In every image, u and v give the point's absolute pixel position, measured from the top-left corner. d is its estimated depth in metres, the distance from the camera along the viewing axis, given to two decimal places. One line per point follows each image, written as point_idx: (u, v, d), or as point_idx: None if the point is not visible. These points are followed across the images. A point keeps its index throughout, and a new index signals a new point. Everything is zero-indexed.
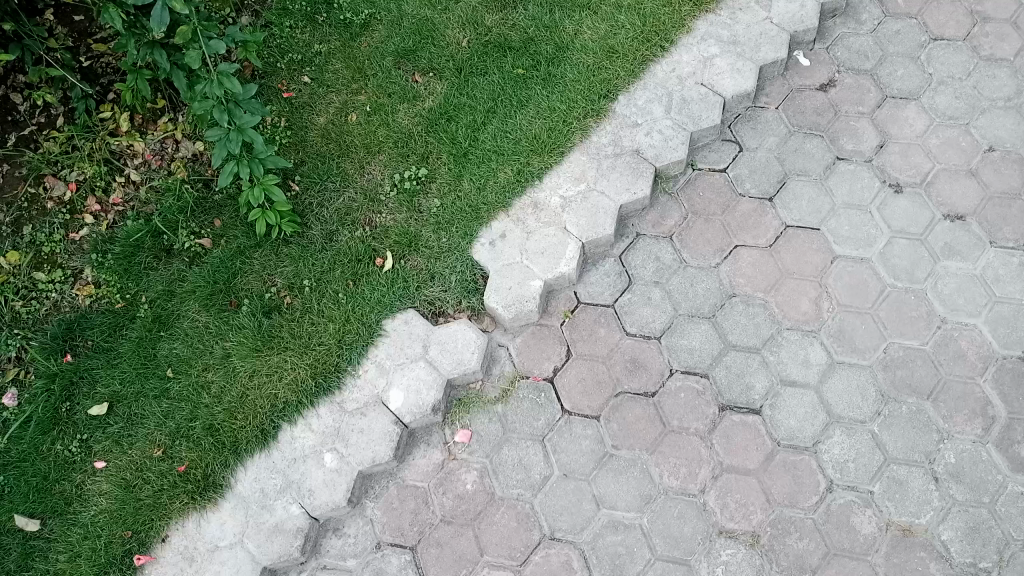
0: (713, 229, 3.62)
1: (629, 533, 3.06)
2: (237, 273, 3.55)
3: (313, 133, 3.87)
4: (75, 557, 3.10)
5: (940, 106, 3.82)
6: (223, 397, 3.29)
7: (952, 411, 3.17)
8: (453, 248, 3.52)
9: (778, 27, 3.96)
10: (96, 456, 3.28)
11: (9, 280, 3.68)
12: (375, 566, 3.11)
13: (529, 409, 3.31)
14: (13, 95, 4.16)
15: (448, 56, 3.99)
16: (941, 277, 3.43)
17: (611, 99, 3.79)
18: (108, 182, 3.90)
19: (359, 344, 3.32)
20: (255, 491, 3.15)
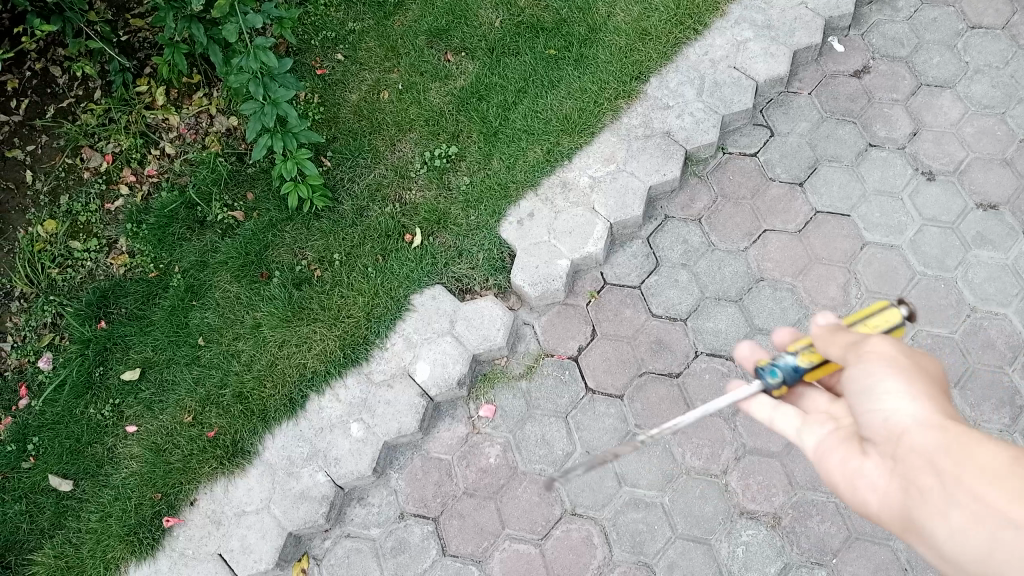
0: (742, 213, 3.61)
1: (650, 511, 3.08)
2: (269, 245, 3.59)
3: (345, 110, 3.91)
4: (106, 517, 3.18)
5: (976, 95, 3.78)
6: (253, 365, 3.35)
7: (979, 399, 3.16)
8: (481, 225, 3.54)
9: (813, 13, 3.93)
10: (128, 421, 3.35)
11: (46, 247, 3.77)
12: (398, 535, 3.15)
13: (553, 387, 3.33)
14: (52, 68, 4.23)
15: (480, 36, 4.01)
16: (971, 266, 3.40)
17: (643, 81, 3.79)
18: (143, 155, 3.96)
19: (387, 317, 3.36)
20: (282, 458, 3.21)
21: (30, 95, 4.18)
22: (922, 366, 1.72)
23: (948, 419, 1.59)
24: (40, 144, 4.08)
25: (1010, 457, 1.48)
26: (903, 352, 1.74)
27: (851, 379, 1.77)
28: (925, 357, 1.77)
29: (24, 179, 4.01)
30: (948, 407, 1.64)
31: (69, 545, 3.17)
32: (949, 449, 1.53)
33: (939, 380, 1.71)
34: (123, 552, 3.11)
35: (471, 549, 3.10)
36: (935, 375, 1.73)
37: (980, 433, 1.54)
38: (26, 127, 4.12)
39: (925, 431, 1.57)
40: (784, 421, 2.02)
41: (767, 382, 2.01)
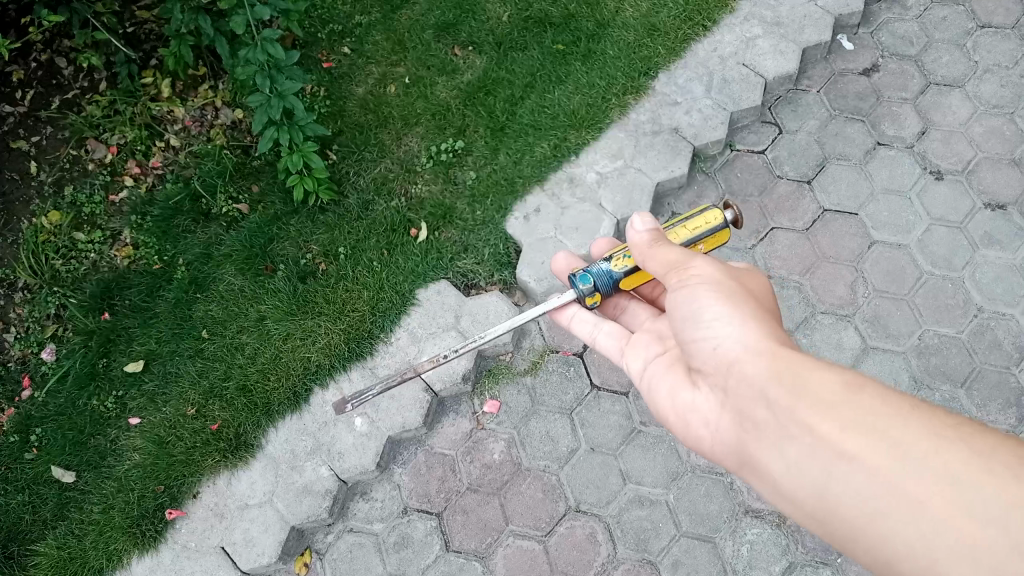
0: (749, 211, 3.59)
1: (655, 508, 3.07)
2: (274, 238, 3.58)
3: (352, 103, 3.89)
4: (109, 509, 3.17)
5: (985, 94, 3.76)
6: (257, 358, 3.34)
7: (986, 400, 3.15)
8: (487, 220, 3.53)
9: (822, 10, 3.91)
10: (131, 413, 3.34)
11: (51, 238, 3.75)
12: (401, 530, 3.14)
13: (558, 383, 3.32)
14: (57, 59, 4.20)
15: (488, 30, 3.99)
16: (980, 266, 3.38)
17: (652, 77, 3.78)
18: (148, 147, 3.95)
19: (392, 312, 3.35)
20: (286, 452, 3.19)
21: (35, 86, 4.14)
22: (746, 298, 1.99)
23: (776, 349, 1.83)
24: (45, 136, 4.06)
25: (839, 381, 1.71)
26: (725, 284, 2.02)
27: (686, 309, 2.04)
28: (744, 286, 2.06)
29: (28, 170, 3.99)
30: (773, 334, 1.90)
31: (71, 537, 3.16)
32: (779, 377, 1.76)
33: (759, 307, 1.99)
34: (125, 544, 3.10)
35: (474, 545, 3.09)
36: (754, 302, 1.99)
37: (805, 358, 1.78)
38: (31, 119, 4.08)
39: (757, 361, 1.81)
40: (603, 336, 2.61)
41: (580, 288, 2.56)
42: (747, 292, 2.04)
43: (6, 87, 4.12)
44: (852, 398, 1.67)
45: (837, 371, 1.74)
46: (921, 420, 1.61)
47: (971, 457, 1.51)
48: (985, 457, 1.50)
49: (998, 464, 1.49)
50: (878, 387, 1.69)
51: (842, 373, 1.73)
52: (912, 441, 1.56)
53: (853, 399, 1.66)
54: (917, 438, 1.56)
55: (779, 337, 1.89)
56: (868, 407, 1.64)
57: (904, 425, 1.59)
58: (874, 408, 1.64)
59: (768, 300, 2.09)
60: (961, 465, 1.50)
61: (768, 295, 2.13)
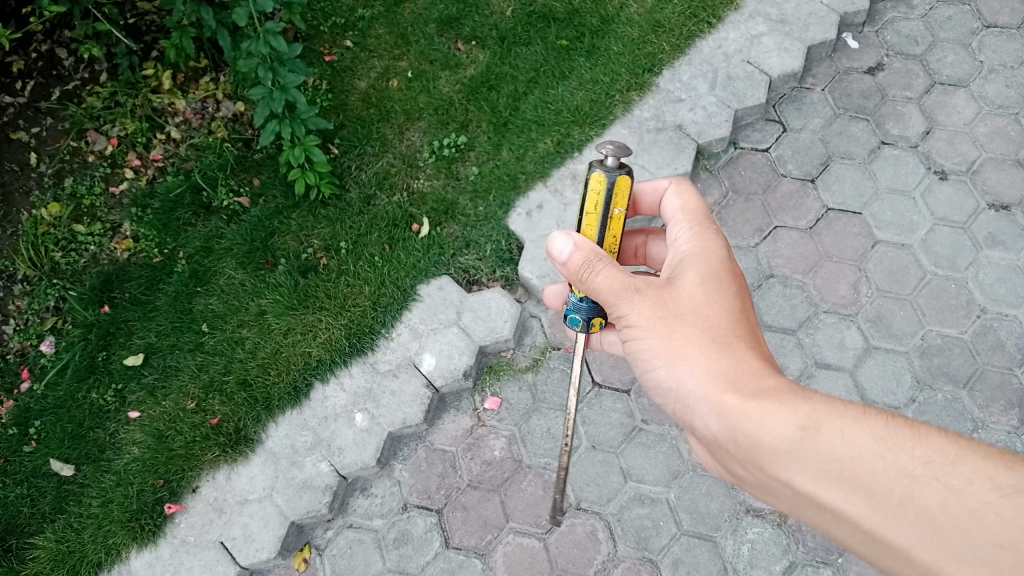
0: (753, 209, 3.58)
1: (655, 507, 3.06)
2: (275, 232, 3.56)
3: (354, 97, 3.87)
4: (108, 503, 3.16)
5: (990, 94, 3.75)
6: (257, 353, 3.32)
7: (988, 401, 3.13)
8: (490, 216, 3.51)
9: (828, 8, 3.89)
10: (130, 407, 3.33)
11: (50, 230, 3.73)
12: (401, 527, 3.13)
13: (560, 380, 3.31)
14: (58, 50, 4.20)
15: (491, 25, 3.97)
16: (982, 267, 3.37)
17: (656, 73, 3.76)
18: (149, 139, 3.93)
19: (394, 307, 3.34)
20: (286, 447, 3.18)
21: (35, 76, 4.14)
22: (686, 320, 1.84)
23: (726, 398, 1.72)
24: (45, 127, 4.04)
25: (796, 425, 1.61)
26: (659, 316, 1.86)
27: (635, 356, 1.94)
28: (680, 298, 1.88)
29: (28, 161, 3.97)
30: (722, 367, 1.76)
31: (70, 531, 3.14)
32: (738, 439, 1.67)
33: (703, 325, 1.82)
34: (124, 538, 3.09)
35: (474, 542, 3.08)
36: (697, 323, 1.83)
37: (756, 404, 1.67)
38: (31, 109, 4.08)
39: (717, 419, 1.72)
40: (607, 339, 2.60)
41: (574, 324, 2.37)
42: (687, 305, 1.87)
43: (6, 77, 4.13)
44: (811, 447, 1.57)
45: (791, 411, 1.62)
46: (886, 453, 1.51)
47: (947, 500, 1.43)
48: (962, 494, 1.42)
49: (975, 500, 1.41)
50: (837, 424, 1.58)
51: (797, 413, 1.62)
52: (882, 494, 1.47)
53: (813, 450, 1.57)
54: (887, 485, 1.47)
55: (728, 370, 1.75)
56: (831, 458, 1.54)
57: (872, 470, 1.50)
58: (837, 455, 1.54)
59: (712, 293, 1.88)
60: (938, 511, 1.42)
61: (712, 280, 1.92)
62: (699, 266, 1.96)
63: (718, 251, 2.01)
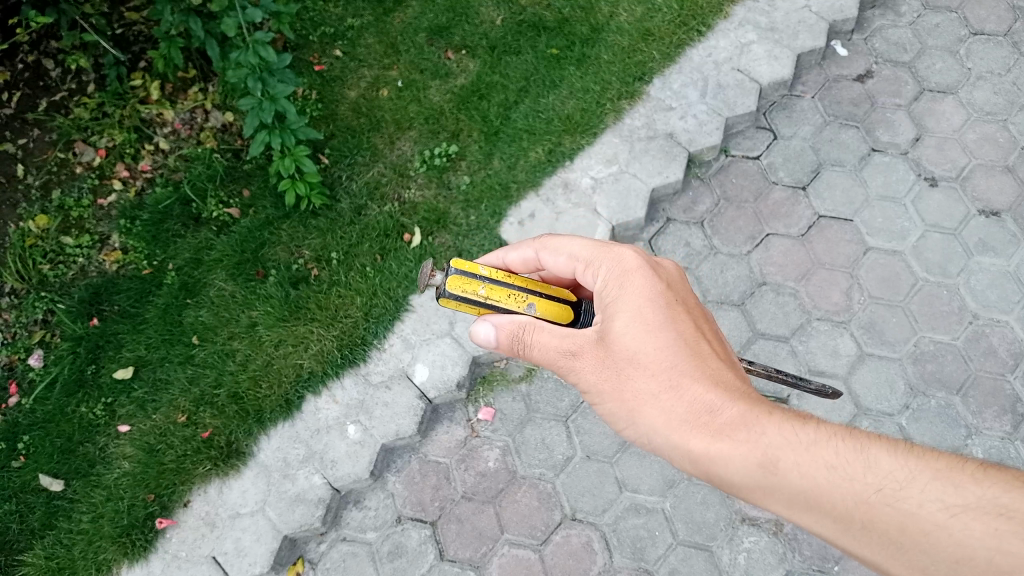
0: (745, 216, 3.58)
1: (651, 516, 3.04)
2: (265, 243, 3.54)
3: (344, 107, 3.86)
4: (98, 518, 3.12)
5: (978, 101, 3.77)
6: (248, 365, 3.29)
7: (981, 406, 3.14)
8: (481, 225, 3.50)
9: (817, 16, 3.91)
10: (120, 420, 3.29)
11: (37, 243, 3.70)
12: (395, 540, 3.10)
13: (554, 390, 3.29)
14: (45, 61, 4.17)
15: (481, 34, 3.97)
16: (974, 273, 3.38)
17: (646, 82, 3.76)
18: (137, 150, 3.90)
19: (386, 318, 3.32)
20: (277, 460, 3.16)
21: (22, 87, 4.11)
22: (630, 372, 1.83)
23: (684, 445, 1.74)
24: (32, 138, 4.01)
25: (754, 463, 1.64)
26: (604, 373, 1.87)
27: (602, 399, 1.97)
28: (615, 350, 1.87)
29: (14, 173, 3.93)
30: (675, 412, 1.77)
31: (60, 547, 3.10)
32: (708, 481, 1.71)
33: (645, 372, 1.82)
34: (115, 554, 3.05)
35: (469, 554, 3.06)
36: (641, 373, 1.82)
37: (715, 447, 1.69)
38: (17, 121, 4.04)
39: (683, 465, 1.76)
40: None
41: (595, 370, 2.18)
42: (624, 355, 1.85)
43: None
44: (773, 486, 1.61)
45: (746, 451, 1.65)
46: (842, 482, 1.54)
47: (904, 523, 1.46)
48: (917, 517, 1.45)
49: (930, 522, 1.44)
50: (791, 458, 1.61)
51: (752, 451, 1.65)
52: (846, 521, 1.52)
53: (775, 489, 1.61)
54: (849, 513, 1.52)
55: (680, 414, 1.76)
56: (793, 494, 1.59)
57: (831, 500, 1.54)
58: (799, 490, 1.58)
59: (643, 331, 1.85)
60: (900, 536, 1.46)
61: (638, 319, 1.87)
62: (621, 304, 1.91)
63: (638, 277, 1.94)
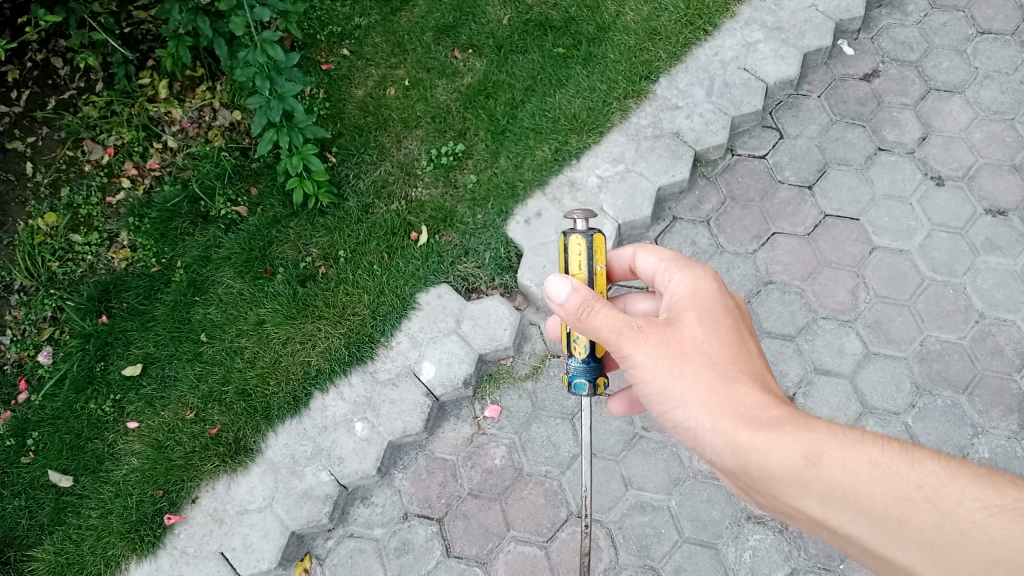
0: (751, 215, 3.59)
1: (657, 514, 3.05)
2: (273, 241, 3.55)
3: (351, 105, 3.87)
4: (106, 514, 3.14)
5: (985, 100, 3.77)
6: (256, 362, 3.31)
7: (988, 406, 3.14)
8: (488, 224, 3.51)
9: (823, 15, 3.91)
10: (129, 417, 3.31)
11: (47, 240, 3.72)
12: (402, 536, 3.12)
13: (559, 388, 3.31)
14: (53, 59, 4.19)
15: (488, 33, 3.98)
16: (980, 272, 3.38)
17: (653, 81, 3.77)
18: (146, 148, 3.93)
19: (393, 316, 3.34)
20: (285, 456, 3.17)
21: (31, 86, 4.13)
22: (692, 357, 1.89)
23: (733, 432, 1.76)
24: (41, 137, 4.04)
25: (799, 453, 1.67)
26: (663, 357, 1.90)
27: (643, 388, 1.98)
28: (681, 337, 1.93)
29: (24, 171, 3.96)
30: (728, 400, 1.82)
31: (69, 542, 3.12)
32: (748, 468, 1.73)
33: (707, 360, 1.88)
34: (124, 549, 3.07)
35: (475, 550, 3.07)
36: (701, 360, 1.88)
37: (761, 436, 1.72)
38: (26, 119, 4.07)
39: (725, 450, 1.78)
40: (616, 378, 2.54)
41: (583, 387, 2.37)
42: (689, 343, 1.92)
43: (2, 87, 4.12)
44: (814, 477, 1.63)
45: (792, 442, 1.68)
46: (884, 478, 1.58)
47: (941, 522, 1.49)
48: (955, 516, 1.49)
49: (967, 522, 1.47)
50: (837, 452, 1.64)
51: (798, 442, 1.68)
52: (883, 516, 1.55)
53: (817, 479, 1.63)
54: (887, 509, 1.55)
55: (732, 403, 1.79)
56: (832, 486, 1.61)
57: (871, 495, 1.57)
58: (839, 482, 1.61)
59: (706, 328, 1.93)
60: (937, 535, 1.49)
61: (709, 321, 1.97)
62: (694, 304, 2.02)
63: (708, 286, 2.07)
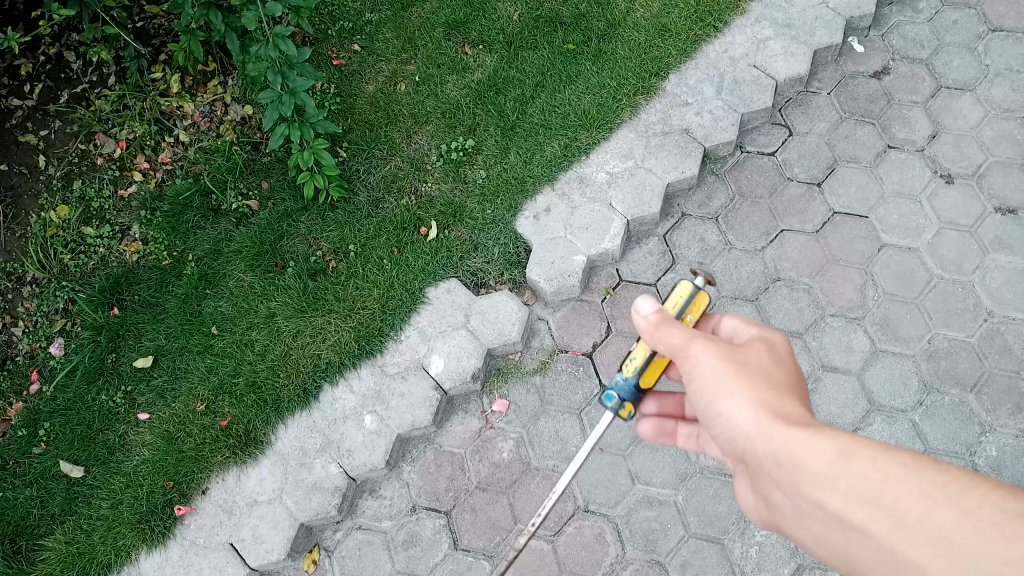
0: (759, 212, 3.59)
1: (663, 509, 3.07)
2: (284, 235, 3.58)
3: (362, 101, 3.89)
4: (117, 504, 3.17)
5: (996, 98, 3.75)
6: (267, 355, 3.34)
7: (996, 404, 3.14)
8: (497, 219, 3.53)
9: (834, 12, 3.90)
10: (140, 408, 3.34)
11: (59, 233, 3.76)
12: (410, 529, 3.14)
13: (567, 382, 3.32)
14: (66, 53, 4.23)
15: (498, 29, 3.99)
16: (989, 271, 3.38)
17: (662, 77, 3.77)
18: (157, 142, 3.95)
19: (402, 310, 3.35)
20: (295, 448, 3.20)
21: (44, 79, 4.18)
22: (750, 372, 1.86)
23: (772, 425, 1.70)
24: (54, 130, 4.07)
25: (834, 449, 1.59)
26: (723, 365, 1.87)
27: (695, 397, 1.93)
28: (745, 358, 1.92)
29: (37, 164, 4.00)
30: (775, 404, 1.77)
31: (80, 532, 3.15)
32: (779, 460, 1.65)
33: (763, 378, 1.85)
34: (134, 539, 3.10)
35: (482, 543, 3.09)
36: (755, 374, 1.85)
37: (800, 431, 1.65)
38: (39, 112, 4.11)
39: (757, 436, 1.72)
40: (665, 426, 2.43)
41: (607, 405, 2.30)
42: (750, 363, 1.90)
43: (15, 80, 4.17)
44: (844, 469, 1.55)
45: (828, 438, 1.61)
46: (913, 477, 1.49)
47: (959, 518, 1.39)
48: (972, 512, 1.39)
49: (986, 517, 1.38)
50: (871, 450, 1.56)
51: (834, 440, 1.60)
52: (902, 511, 1.45)
53: (848, 473, 1.54)
54: (907, 504, 1.46)
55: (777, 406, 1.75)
56: (859, 480, 1.52)
57: (897, 490, 1.48)
58: (870, 478, 1.52)
59: (766, 359, 1.94)
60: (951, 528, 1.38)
61: (777, 360, 1.95)
62: (766, 344, 2.02)
63: (776, 337, 2.06)
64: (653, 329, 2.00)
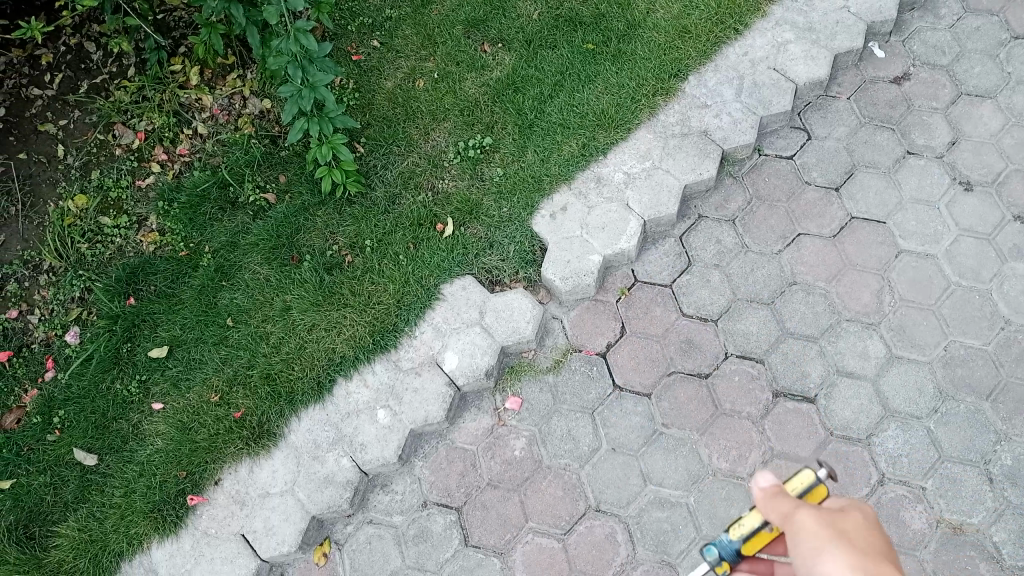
0: (776, 215, 3.58)
1: (675, 511, 3.06)
2: (301, 228, 3.59)
3: (380, 96, 3.90)
4: (130, 493, 3.18)
5: (1017, 106, 3.73)
6: (282, 347, 3.34)
7: (1011, 413, 3.12)
8: (514, 217, 3.53)
9: (855, 17, 3.89)
10: (154, 398, 3.35)
11: (77, 222, 3.78)
12: (420, 524, 3.14)
13: (581, 382, 3.32)
14: (87, 44, 4.25)
15: (518, 28, 3.99)
16: (1007, 279, 3.36)
17: (681, 79, 3.77)
18: (176, 134, 3.96)
19: (417, 306, 3.36)
20: (308, 441, 3.21)
21: (64, 70, 4.20)
22: (851, 539, 1.75)
23: None
24: (73, 119, 4.09)
25: None
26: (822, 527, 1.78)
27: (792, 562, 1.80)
28: (847, 524, 1.82)
29: (56, 153, 4.02)
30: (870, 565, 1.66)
31: (93, 519, 3.16)
32: None
33: (863, 546, 1.73)
34: (146, 528, 3.11)
35: (493, 540, 3.09)
36: (852, 539, 1.75)
37: None
38: (58, 102, 4.13)
39: None
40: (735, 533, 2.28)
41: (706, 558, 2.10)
42: (851, 532, 1.79)
43: (36, 70, 4.21)
44: None
45: None
46: None
47: None
48: None
49: None
50: None
51: None
52: None
53: None
54: None
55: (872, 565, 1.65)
56: None
57: None
58: None
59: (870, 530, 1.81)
60: None
61: (879, 529, 1.83)
62: (866, 516, 1.89)
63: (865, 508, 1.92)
64: (766, 499, 1.96)
